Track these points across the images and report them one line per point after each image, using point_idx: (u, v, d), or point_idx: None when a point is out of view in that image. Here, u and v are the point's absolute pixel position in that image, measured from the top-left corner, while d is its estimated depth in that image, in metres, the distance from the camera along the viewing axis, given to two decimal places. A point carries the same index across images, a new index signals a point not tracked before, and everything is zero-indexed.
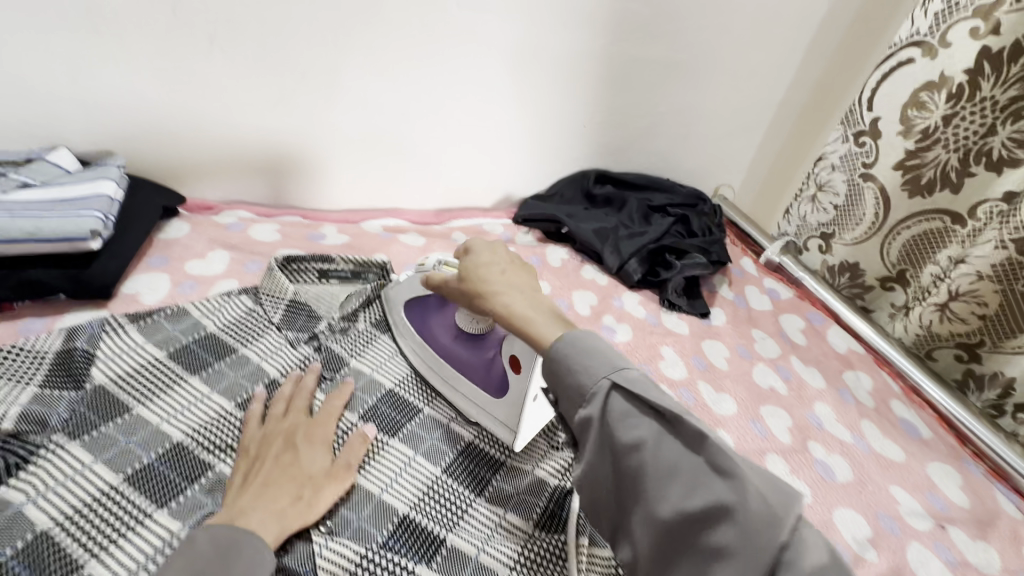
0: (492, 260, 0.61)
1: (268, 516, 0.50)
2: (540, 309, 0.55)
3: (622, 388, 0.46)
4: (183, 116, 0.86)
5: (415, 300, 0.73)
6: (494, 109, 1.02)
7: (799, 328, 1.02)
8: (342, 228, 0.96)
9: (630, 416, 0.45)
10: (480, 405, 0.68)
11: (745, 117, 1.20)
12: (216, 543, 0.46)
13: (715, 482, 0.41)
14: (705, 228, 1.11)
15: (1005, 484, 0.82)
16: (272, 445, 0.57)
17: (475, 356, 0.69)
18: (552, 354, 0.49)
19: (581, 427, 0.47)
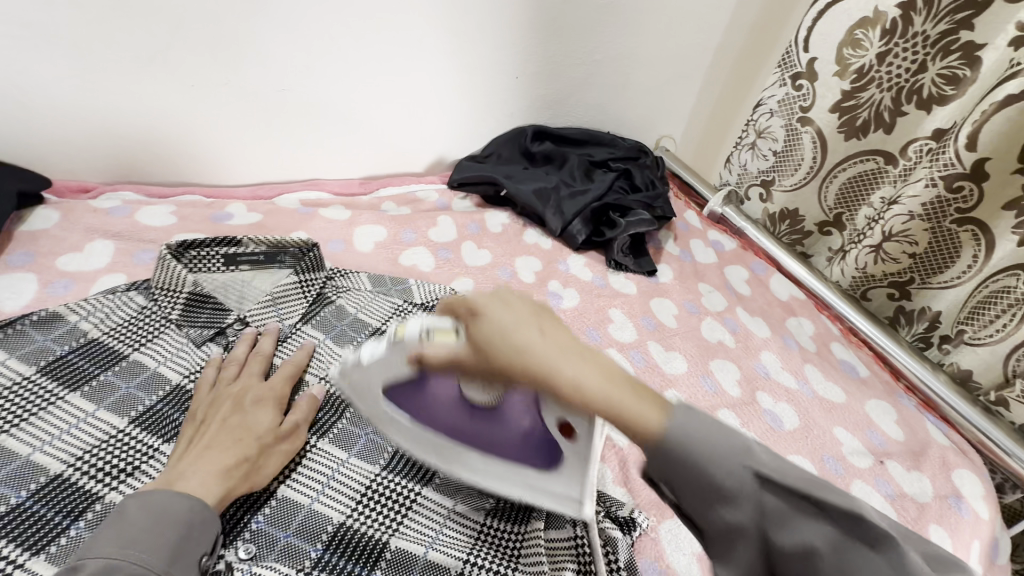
0: (511, 324, 0.38)
1: (212, 475, 0.47)
2: (615, 389, 0.35)
3: (771, 483, 0.33)
4: (32, 82, 0.72)
5: (391, 385, 0.49)
6: (415, 61, 0.92)
7: (744, 279, 1.02)
8: (251, 205, 0.84)
9: (790, 524, 0.32)
10: (538, 490, 0.47)
11: (683, 64, 1.16)
12: (150, 510, 0.43)
13: (885, 573, 0.30)
14: (648, 182, 1.08)
15: (935, 413, 0.86)
16: (220, 409, 0.54)
17: (510, 429, 0.46)
18: (660, 460, 0.34)
19: (726, 533, 0.34)
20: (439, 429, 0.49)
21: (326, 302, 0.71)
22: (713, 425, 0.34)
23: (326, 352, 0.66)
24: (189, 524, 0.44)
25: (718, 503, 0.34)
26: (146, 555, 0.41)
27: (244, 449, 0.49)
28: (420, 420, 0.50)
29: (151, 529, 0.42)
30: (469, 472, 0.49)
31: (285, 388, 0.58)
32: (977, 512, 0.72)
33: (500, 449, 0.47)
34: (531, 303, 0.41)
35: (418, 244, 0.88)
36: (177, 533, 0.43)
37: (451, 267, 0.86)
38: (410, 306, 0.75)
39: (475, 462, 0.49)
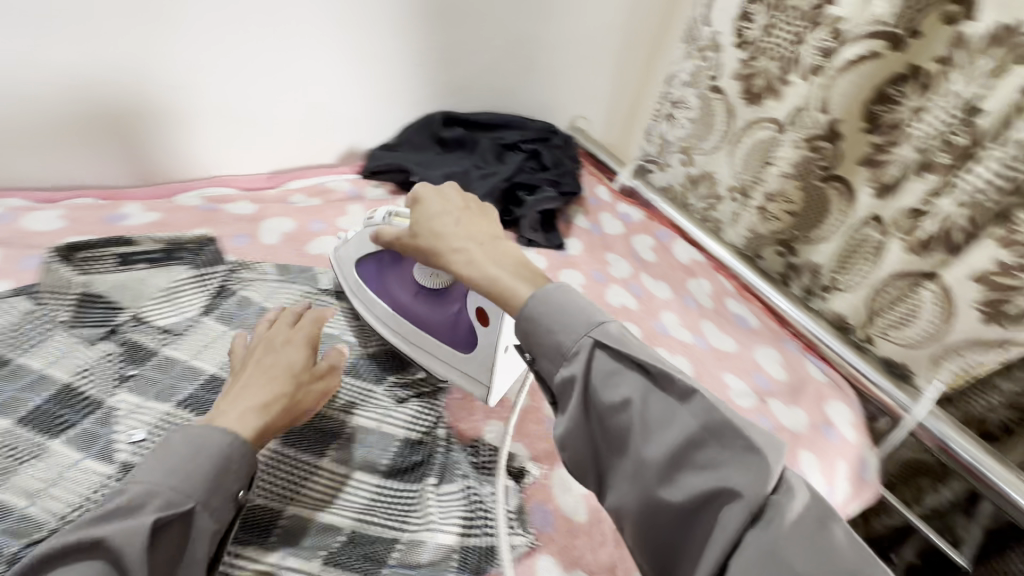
0: (443, 210, 0.60)
1: (249, 412, 0.50)
2: (503, 265, 0.54)
3: (606, 345, 0.46)
4: None
5: (370, 258, 0.72)
6: (311, 52, 0.93)
7: (649, 247, 1.08)
8: (150, 205, 0.83)
9: (614, 376, 0.46)
10: (446, 362, 0.67)
11: (589, 46, 1.20)
12: (190, 441, 0.46)
13: (688, 416, 0.43)
14: (557, 160, 1.13)
15: (815, 354, 0.95)
16: (252, 354, 0.58)
17: (444, 312, 0.68)
18: (526, 314, 0.49)
19: (563, 387, 0.47)
20: (388, 298, 0.71)
21: (228, 293, 0.72)
22: (572, 296, 0.49)
23: (226, 340, 0.67)
24: (228, 458, 0.47)
25: (568, 360, 0.47)
26: (185, 485, 0.44)
27: (281, 386, 0.54)
28: (378, 294, 0.72)
29: (194, 461, 0.45)
30: (410, 344, 0.69)
31: (313, 331, 0.62)
32: (844, 437, 0.81)
33: (434, 329, 0.68)
34: (465, 201, 0.61)
35: (327, 233, 0.90)
36: (214, 466, 0.46)
37: None
38: (315, 293, 0.76)
39: (410, 334, 0.69)
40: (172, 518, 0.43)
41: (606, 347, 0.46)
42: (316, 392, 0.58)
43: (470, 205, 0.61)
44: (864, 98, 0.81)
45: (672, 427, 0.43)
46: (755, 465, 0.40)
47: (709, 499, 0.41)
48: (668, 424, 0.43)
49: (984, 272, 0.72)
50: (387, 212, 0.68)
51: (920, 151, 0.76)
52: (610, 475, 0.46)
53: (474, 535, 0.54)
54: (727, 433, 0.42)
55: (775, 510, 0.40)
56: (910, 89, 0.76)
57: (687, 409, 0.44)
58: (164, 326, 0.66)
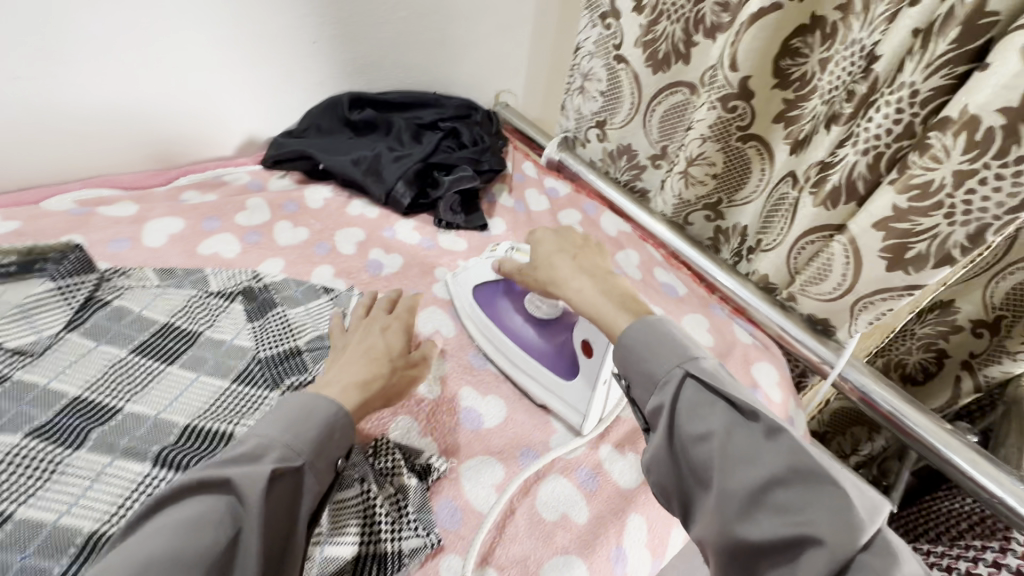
0: (560, 247, 0.67)
1: (350, 386, 0.55)
2: (609, 294, 0.59)
3: (698, 377, 0.48)
4: None
5: (485, 283, 0.75)
6: (186, 36, 0.84)
7: (576, 221, 1.05)
8: (9, 213, 0.75)
9: (701, 409, 0.47)
10: (547, 388, 0.67)
11: (500, 15, 1.14)
12: (296, 408, 0.49)
13: (773, 453, 0.43)
14: (476, 138, 1.08)
15: (744, 317, 0.95)
16: (354, 337, 0.62)
17: (550, 339, 0.69)
18: (623, 341, 0.53)
19: (653, 414, 0.49)
20: (496, 320, 0.72)
21: (99, 305, 0.66)
22: (671, 330, 0.53)
23: (96, 356, 0.61)
24: (332, 427, 0.50)
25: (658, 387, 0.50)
26: (295, 441, 0.47)
27: (382, 365, 0.58)
28: (489, 317, 0.73)
29: (307, 426, 0.49)
30: (514, 368, 0.70)
31: (408, 319, 0.66)
32: (769, 397, 0.81)
33: (537, 355, 0.69)
34: (579, 240, 0.68)
35: (223, 230, 0.83)
36: (320, 434, 0.49)
37: (261, 249, 0.82)
38: (205, 296, 0.70)
39: (516, 358, 0.70)
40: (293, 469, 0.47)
41: (698, 378, 0.48)
42: (413, 370, 0.62)
43: (583, 243, 0.68)
44: (771, 54, 0.78)
45: (756, 462, 0.43)
46: (842, 514, 0.39)
47: (792, 544, 0.40)
48: (752, 459, 0.43)
49: (885, 218, 0.71)
50: (510, 245, 0.73)
51: (825, 103, 0.77)
52: (696, 505, 0.46)
53: (372, 543, 0.51)
54: (814, 477, 0.41)
55: (863, 571, 0.38)
56: (815, 39, 0.75)
57: (776, 448, 0.44)
58: (19, 347, 0.59)
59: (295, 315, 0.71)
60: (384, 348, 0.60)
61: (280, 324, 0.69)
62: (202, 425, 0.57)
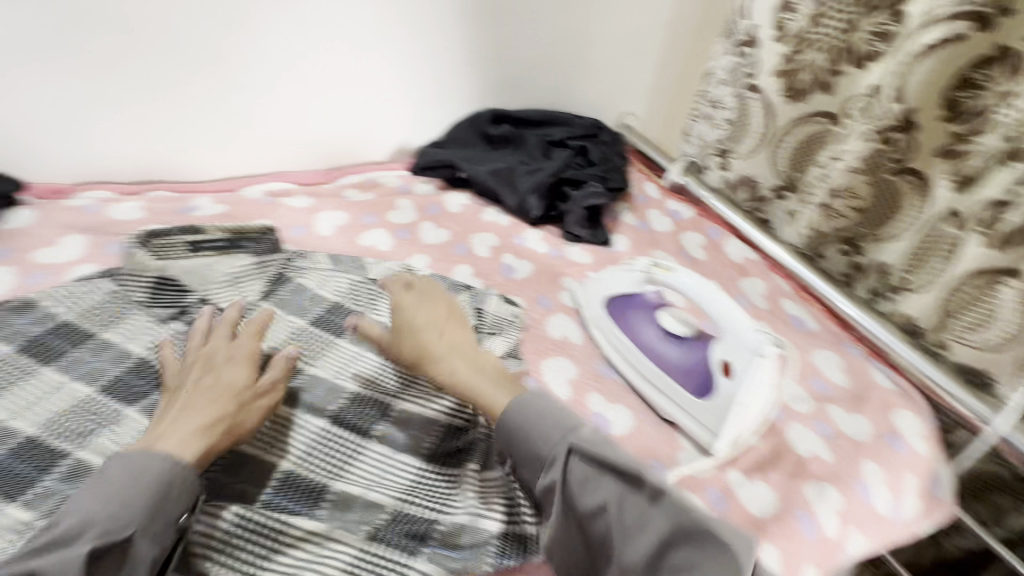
0: (429, 319, 0.64)
1: (191, 432, 0.50)
2: (484, 373, 0.60)
3: (580, 451, 0.51)
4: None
5: (617, 296, 0.77)
6: (363, 55, 0.97)
7: (699, 244, 1.05)
8: (219, 198, 0.89)
9: (592, 482, 0.50)
10: (680, 404, 0.68)
11: (635, 44, 1.18)
12: (126, 468, 0.46)
13: (655, 516, 0.47)
14: (604, 157, 1.11)
15: (882, 360, 0.89)
16: (189, 375, 0.57)
17: (684, 356, 0.70)
18: (505, 423, 0.54)
19: (544, 495, 0.51)
20: (629, 333, 0.74)
21: (286, 280, 0.76)
22: (550, 402, 0.55)
23: (283, 323, 0.70)
24: (168, 485, 0.46)
25: (546, 467, 0.51)
26: (127, 505, 0.44)
27: (207, 406, 0.53)
28: (620, 328, 0.75)
29: (135, 483, 0.45)
30: (645, 380, 0.71)
31: (255, 346, 0.61)
32: (913, 448, 0.75)
33: (671, 371, 0.70)
34: (447, 310, 0.66)
35: (378, 226, 0.93)
36: (157, 484, 0.46)
37: (409, 245, 0.91)
38: (365, 282, 0.78)
39: (647, 370, 0.71)
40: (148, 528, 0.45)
41: (580, 452, 0.51)
42: (265, 405, 0.57)
43: (447, 315, 0.66)
44: (943, 84, 0.76)
45: (646, 531, 0.47)
46: (727, 563, 0.44)
47: None
48: (645, 523, 0.47)
49: None
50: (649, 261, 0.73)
51: (1006, 140, 0.71)
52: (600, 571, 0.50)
53: (515, 523, 0.56)
54: (698, 536, 0.45)
55: None
56: (998, 73, 0.70)
57: (657, 509, 0.48)
58: (228, 309, 0.70)
59: None
60: (228, 385, 0.55)
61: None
62: (370, 394, 0.64)
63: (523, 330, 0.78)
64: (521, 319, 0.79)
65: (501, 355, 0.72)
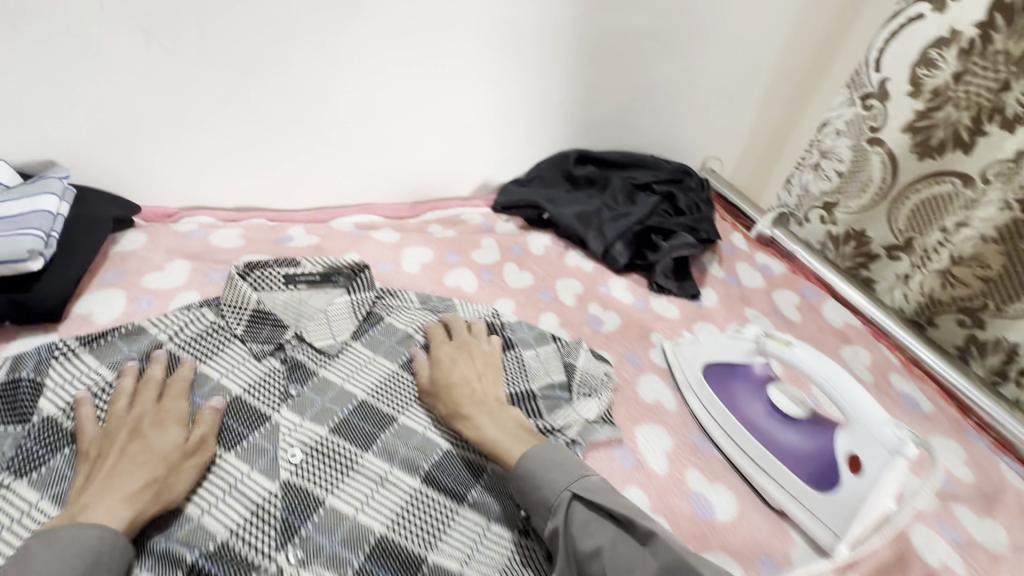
0: (464, 376, 0.66)
1: (118, 501, 0.49)
2: (507, 429, 0.61)
3: (583, 497, 0.55)
4: (107, 115, 0.76)
5: (719, 363, 0.73)
6: (461, 91, 0.95)
7: (793, 304, 0.98)
8: (310, 228, 0.91)
9: (590, 526, 0.53)
10: (792, 493, 0.63)
11: (731, 86, 1.16)
12: (62, 545, 0.45)
13: (645, 557, 0.50)
14: (693, 205, 1.07)
15: (1010, 454, 0.80)
16: (114, 441, 0.54)
17: (799, 441, 0.65)
18: (519, 472, 0.58)
19: (550, 538, 0.55)
20: (734, 408, 0.69)
21: (375, 319, 0.74)
22: (561, 453, 0.59)
23: (374, 367, 0.69)
24: (97, 556, 0.46)
25: (550, 513, 0.56)
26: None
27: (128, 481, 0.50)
28: (723, 400, 0.70)
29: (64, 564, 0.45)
30: (747, 461, 0.66)
31: (178, 402, 0.59)
32: None
33: (782, 455, 0.65)
34: (482, 364, 0.68)
35: (462, 265, 0.91)
36: (88, 558, 0.46)
37: (493, 287, 0.89)
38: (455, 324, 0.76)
39: (754, 451, 0.66)
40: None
41: (583, 497, 0.55)
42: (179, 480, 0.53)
43: (485, 368, 0.68)
44: None
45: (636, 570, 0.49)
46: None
47: None
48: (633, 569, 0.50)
49: None
50: (759, 331, 0.68)
51: None
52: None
53: None
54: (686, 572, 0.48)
55: None
56: None
57: (649, 550, 0.51)
58: (321, 349, 0.69)
59: (529, 358, 0.73)
60: (150, 455, 0.53)
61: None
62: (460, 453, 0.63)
63: (614, 391, 0.74)
64: (612, 379, 0.75)
65: (594, 419, 0.68)
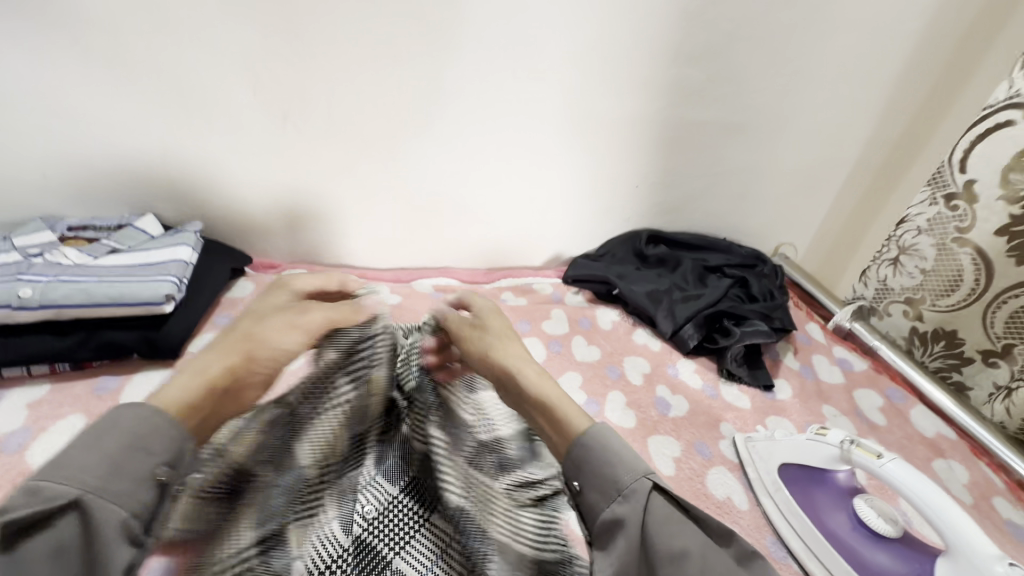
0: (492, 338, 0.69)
1: (197, 379, 0.53)
2: (567, 404, 0.62)
3: (661, 490, 0.53)
4: (242, 181, 0.89)
5: (797, 465, 0.70)
6: (546, 174, 1.02)
7: (877, 406, 0.92)
8: (394, 287, 0.98)
9: (672, 524, 0.50)
10: None
11: (807, 177, 1.17)
12: (135, 422, 0.47)
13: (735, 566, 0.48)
14: (766, 292, 1.06)
15: None
16: (243, 319, 0.61)
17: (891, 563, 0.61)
18: (583, 446, 0.56)
19: (611, 524, 0.52)
20: (816, 518, 0.66)
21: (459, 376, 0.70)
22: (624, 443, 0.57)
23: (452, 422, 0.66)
24: (152, 431, 0.47)
25: (617, 498, 0.53)
26: (81, 472, 0.43)
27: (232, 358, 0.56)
28: (803, 509, 0.67)
29: (96, 447, 0.45)
30: None
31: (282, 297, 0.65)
32: None
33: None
34: (507, 330, 0.72)
35: (532, 334, 0.94)
36: (135, 438, 0.46)
37: (562, 359, 0.90)
38: None
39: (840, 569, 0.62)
40: (105, 493, 0.43)
41: (662, 491, 0.53)
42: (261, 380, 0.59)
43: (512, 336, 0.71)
44: None
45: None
46: None
47: None
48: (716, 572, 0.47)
49: None
50: (846, 436, 0.64)
51: None
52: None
53: None
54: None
55: None
56: None
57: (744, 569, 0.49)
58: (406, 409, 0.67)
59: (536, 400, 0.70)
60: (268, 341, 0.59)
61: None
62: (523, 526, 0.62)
63: (679, 478, 0.72)
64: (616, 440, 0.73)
65: None
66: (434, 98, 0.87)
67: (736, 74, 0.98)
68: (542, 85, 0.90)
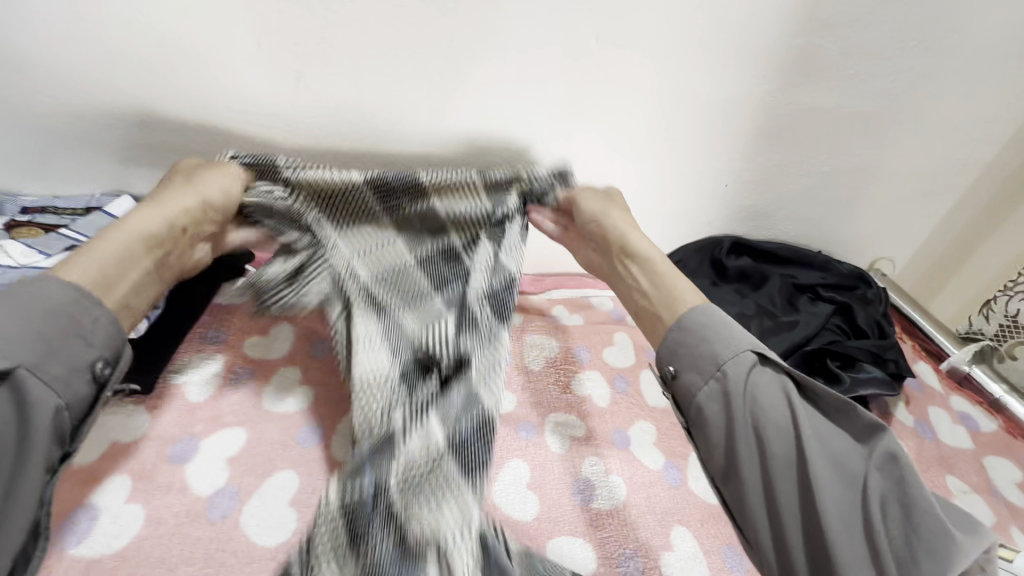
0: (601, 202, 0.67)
1: (114, 246, 0.49)
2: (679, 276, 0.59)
3: (762, 359, 0.51)
4: (250, 156, 0.71)
5: None
6: (614, 167, 0.82)
7: (1013, 482, 0.77)
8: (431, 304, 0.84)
9: (771, 390, 0.49)
10: None
11: (929, 183, 0.96)
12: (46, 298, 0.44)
13: (852, 440, 0.48)
14: (874, 325, 0.87)
15: None
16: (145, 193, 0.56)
17: None
18: (702, 312, 0.54)
19: (706, 401, 0.51)
20: None
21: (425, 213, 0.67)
22: (714, 319, 0.54)
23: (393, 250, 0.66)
24: (71, 308, 0.44)
25: (715, 373, 0.51)
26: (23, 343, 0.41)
27: (185, 200, 0.55)
28: None
29: (39, 318, 0.43)
30: None
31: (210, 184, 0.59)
32: None
33: None
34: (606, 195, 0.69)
35: (592, 366, 0.77)
36: (63, 314, 0.44)
37: (631, 404, 0.74)
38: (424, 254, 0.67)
39: None
40: (51, 375, 0.43)
41: (762, 358, 0.51)
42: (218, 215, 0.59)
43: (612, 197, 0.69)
44: None
45: (874, 470, 0.46)
46: None
47: None
48: (838, 453, 0.47)
49: None
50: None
51: None
52: (779, 492, 0.47)
53: None
54: None
55: None
56: None
57: None
58: (365, 283, 0.63)
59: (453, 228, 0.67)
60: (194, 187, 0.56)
61: (625, 527, 0.61)
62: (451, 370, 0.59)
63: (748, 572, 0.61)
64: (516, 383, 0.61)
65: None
66: (491, 64, 0.67)
67: (871, 48, 0.76)
68: (630, 50, 0.68)
